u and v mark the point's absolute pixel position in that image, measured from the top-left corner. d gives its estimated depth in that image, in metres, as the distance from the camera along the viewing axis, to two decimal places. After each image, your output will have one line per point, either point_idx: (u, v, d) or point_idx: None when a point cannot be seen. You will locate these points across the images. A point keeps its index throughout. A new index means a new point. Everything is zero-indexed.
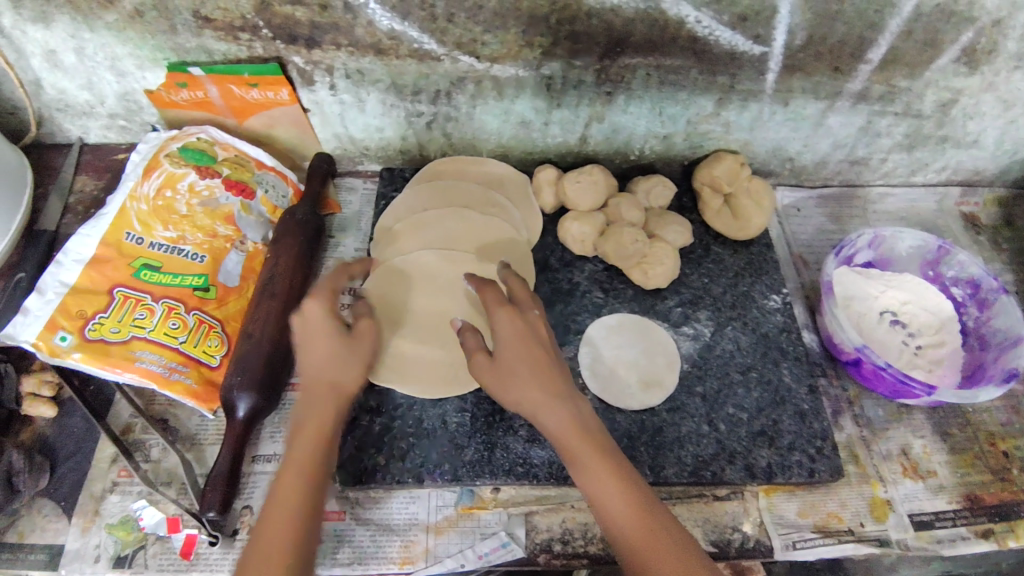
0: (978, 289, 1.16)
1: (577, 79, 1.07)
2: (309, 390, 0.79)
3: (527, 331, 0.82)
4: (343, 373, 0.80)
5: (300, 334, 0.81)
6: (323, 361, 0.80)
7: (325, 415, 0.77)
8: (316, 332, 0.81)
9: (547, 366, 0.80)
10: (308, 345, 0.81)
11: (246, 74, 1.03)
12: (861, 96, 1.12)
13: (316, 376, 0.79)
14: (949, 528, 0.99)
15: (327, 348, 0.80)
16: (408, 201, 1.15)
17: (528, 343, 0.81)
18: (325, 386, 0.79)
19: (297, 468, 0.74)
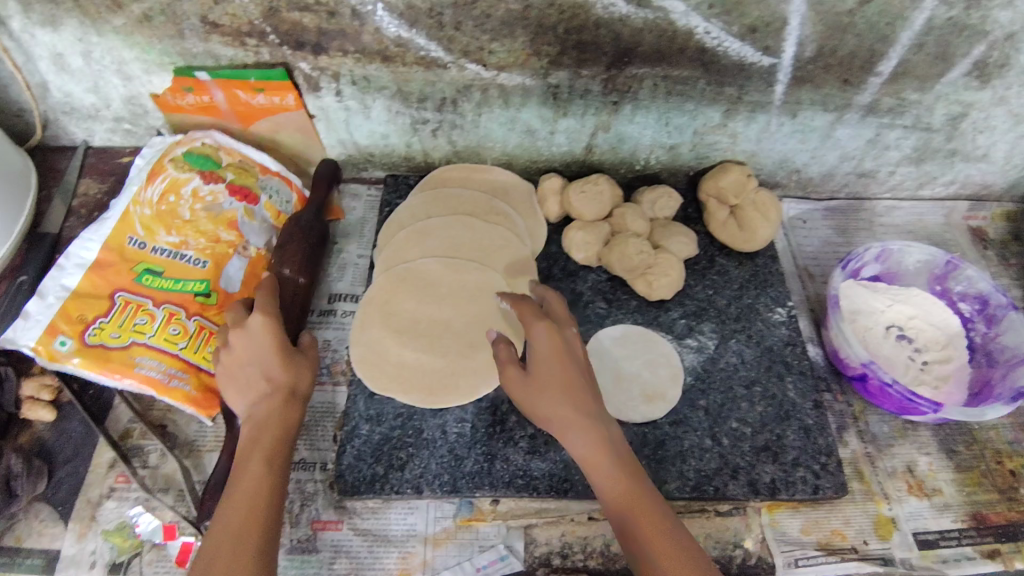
0: (986, 304, 1.14)
1: (584, 88, 1.07)
2: (255, 405, 0.79)
3: (564, 344, 0.82)
4: (292, 382, 0.80)
5: (237, 347, 0.80)
6: (274, 371, 0.80)
7: (273, 424, 0.77)
8: (258, 343, 0.79)
9: (579, 381, 0.80)
10: (252, 357, 0.80)
11: (252, 79, 1.03)
12: (870, 109, 1.11)
13: (267, 386, 0.79)
14: (955, 548, 0.98)
15: (274, 359, 0.79)
16: (412, 209, 1.15)
17: (564, 355, 0.81)
18: (272, 397, 0.79)
19: (248, 477, 0.73)
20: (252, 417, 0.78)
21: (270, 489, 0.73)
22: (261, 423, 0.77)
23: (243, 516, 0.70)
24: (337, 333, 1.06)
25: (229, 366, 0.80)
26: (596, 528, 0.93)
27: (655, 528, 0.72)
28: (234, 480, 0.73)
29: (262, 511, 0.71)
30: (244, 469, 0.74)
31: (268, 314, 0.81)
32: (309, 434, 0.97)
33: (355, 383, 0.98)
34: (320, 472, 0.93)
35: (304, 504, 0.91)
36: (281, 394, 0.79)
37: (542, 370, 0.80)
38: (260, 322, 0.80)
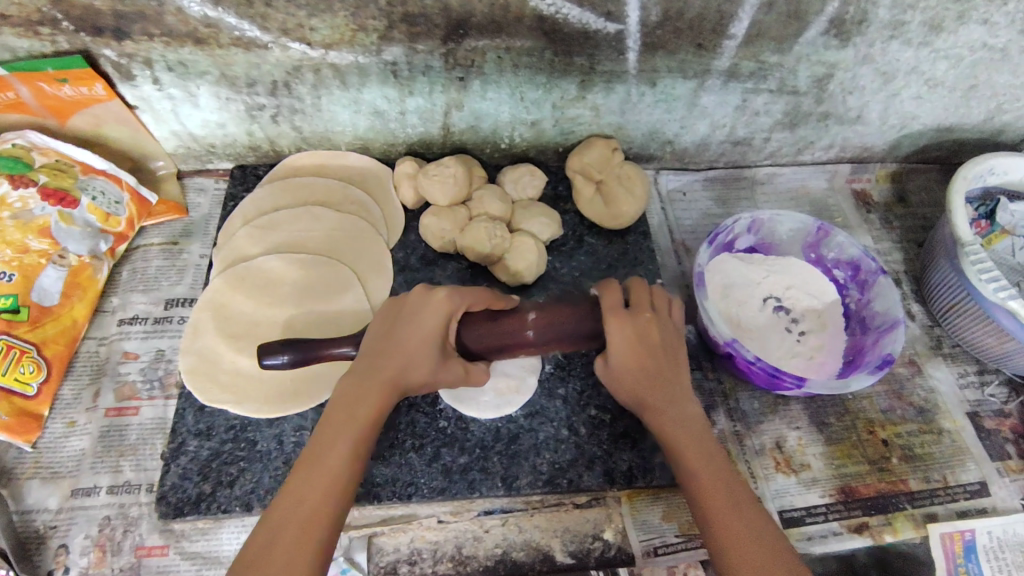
0: (858, 270, 1.11)
1: (424, 64, 0.99)
2: (365, 362, 0.74)
3: (641, 337, 0.76)
4: (436, 362, 0.75)
5: (418, 312, 0.76)
6: (417, 343, 0.74)
7: (376, 396, 0.72)
8: (427, 315, 0.75)
9: (663, 382, 0.76)
10: (407, 319, 0.76)
11: (49, 69, 0.92)
12: (731, 74, 1.06)
13: (386, 352, 0.74)
14: (821, 524, 0.95)
15: (427, 335, 0.74)
16: (258, 203, 1.07)
17: (640, 352, 0.76)
18: (384, 373, 0.73)
19: (333, 453, 0.68)
20: (354, 374, 0.73)
21: (352, 473, 0.69)
22: (363, 383, 0.72)
23: (318, 497, 0.66)
24: (172, 341, 1.00)
25: (389, 332, 0.75)
26: (447, 531, 0.90)
27: (732, 519, 0.69)
28: (321, 454, 0.68)
29: (337, 497, 0.67)
30: (329, 439, 0.69)
31: (453, 296, 0.77)
32: (136, 453, 0.91)
33: (184, 397, 0.92)
34: (146, 494, 0.88)
35: (128, 530, 0.86)
36: (427, 367, 0.74)
37: (632, 374, 0.76)
38: (442, 300, 0.76)
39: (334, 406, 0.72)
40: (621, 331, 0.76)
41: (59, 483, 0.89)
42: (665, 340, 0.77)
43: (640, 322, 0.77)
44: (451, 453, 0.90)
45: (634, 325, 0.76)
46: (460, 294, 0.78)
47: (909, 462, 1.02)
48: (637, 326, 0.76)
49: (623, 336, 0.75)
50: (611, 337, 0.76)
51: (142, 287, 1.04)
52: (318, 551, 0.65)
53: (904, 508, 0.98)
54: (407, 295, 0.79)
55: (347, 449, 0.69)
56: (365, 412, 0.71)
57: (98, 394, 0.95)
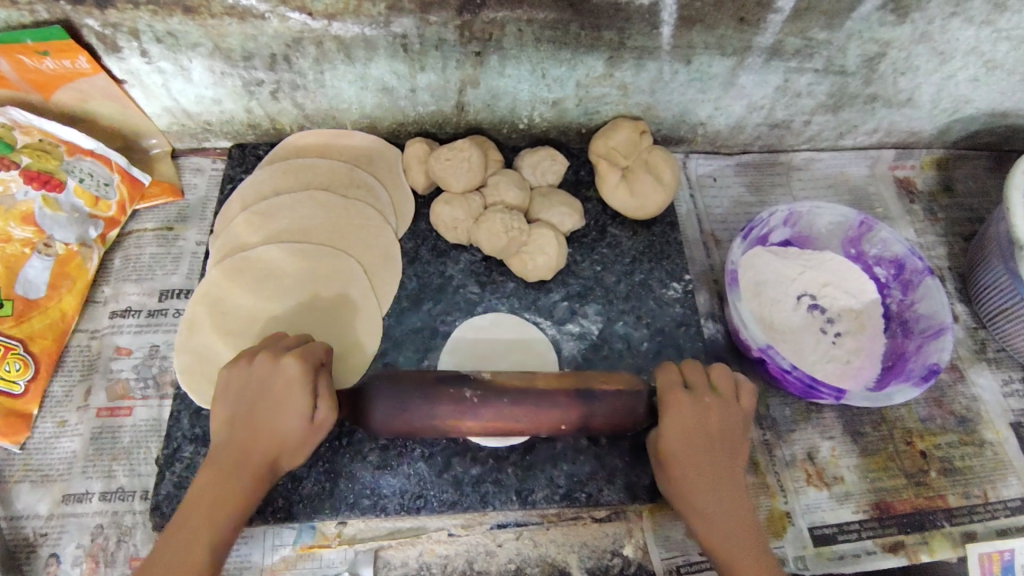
0: (902, 269, 1.03)
1: (437, 38, 0.90)
2: (225, 446, 0.70)
3: (699, 422, 0.76)
4: (298, 446, 0.71)
5: (269, 386, 0.71)
6: (287, 425, 0.70)
7: (246, 475, 0.69)
8: (284, 391, 0.71)
9: (716, 469, 0.75)
10: (270, 395, 0.71)
11: (30, 41, 0.84)
12: (775, 51, 0.96)
13: (253, 434, 0.70)
14: (853, 542, 0.91)
15: (293, 417, 0.70)
16: (258, 185, 0.98)
17: (690, 428, 0.76)
18: (253, 455, 0.69)
19: (201, 535, 0.65)
20: (219, 454, 0.69)
21: (218, 552, 0.66)
22: (230, 466, 0.69)
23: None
24: (167, 336, 0.94)
25: (257, 401, 0.70)
26: (457, 545, 0.85)
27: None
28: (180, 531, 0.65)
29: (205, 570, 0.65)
30: (193, 519, 0.66)
31: (304, 368, 0.72)
32: (129, 458, 0.87)
33: (178, 398, 0.86)
34: (140, 502, 0.85)
35: (122, 540, 0.83)
36: (300, 445, 0.71)
37: (679, 451, 0.75)
38: (293, 372, 0.71)
39: (202, 488, 0.68)
40: (677, 412, 0.76)
41: (50, 487, 0.85)
42: (726, 428, 0.76)
43: (700, 407, 0.77)
44: (462, 463, 0.85)
45: (694, 408, 0.76)
46: (309, 358, 0.73)
47: (949, 476, 0.96)
48: (698, 409, 0.76)
49: (679, 413, 0.76)
50: (666, 400, 0.77)
51: (135, 276, 0.98)
52: None
53: (942, 526, 0.93)
54: (252, 361, 0.73)
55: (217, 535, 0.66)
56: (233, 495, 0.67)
57: (89, 393, 0.91)
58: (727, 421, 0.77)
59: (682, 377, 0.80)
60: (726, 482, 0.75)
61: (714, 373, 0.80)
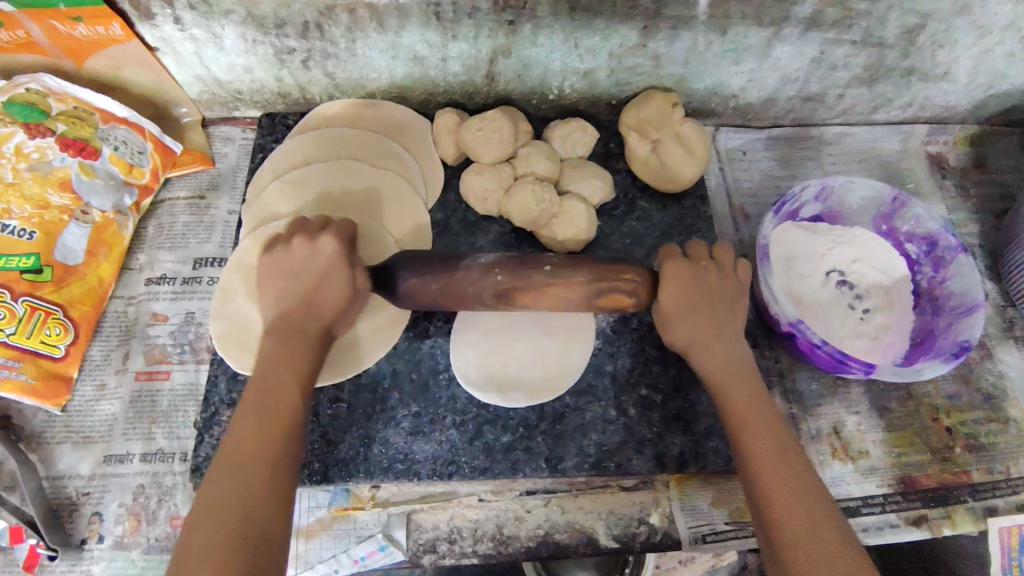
0: (934, 246, 1.03)
1: (470, 6, 0.89)
2: (278, 324, 0.74)
3: (694, 282, 0.78)
4: (344, 306, 0.76)
5: (308, 263, 0.75)
6: (299, 408, 0.70)
7: (301, 364, 0.72)
8: (325, 267, 0.75)
9: (716, 303, 0.78)
10: (280, 379, 0.70)
11: (63, 7, 0.84)
12: (812, 22, 0.95)
13: (304, 315, 0.74)
14: (878, 515, 0.92)
15: (338, 288, 0.75)
16: (288, 154, 0.98)
17: (691, 294, 0.77)
18: (306, 328, 0.74)
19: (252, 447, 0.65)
20: (253, 403, 0.68)
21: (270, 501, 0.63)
22: (265, 405, 0.68)
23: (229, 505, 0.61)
24: (202, 304, 0.96)
25: (269, 365, 0.71)
26: (487, 510, 0.88)
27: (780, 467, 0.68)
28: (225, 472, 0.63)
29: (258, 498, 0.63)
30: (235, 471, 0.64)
31: (341, 244, 0.76)
32: (168, 421, 0.89)
33: (215, 363, 0.88)
34: (179, 463, 0.87)
35: (163, 500, 0.86)
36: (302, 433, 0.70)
37: (687, 338, 0.78)
38: (330, 245, 0.75)
39: (234, 440, 0.66)
40: (676, 271, 0.78)
41: (91, 448, 0.88)
42: (722, 287, 0.79)
43: (697, 270, 0.79)
44: (493, 431, 0.86)
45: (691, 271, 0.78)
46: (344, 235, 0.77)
47: (975, 452, 0.96)
48: (693, 270, 0.79)
49: (676, 274, 0.77)
50: (669, 275, 0.78)
51: (169, 244, 1.00)
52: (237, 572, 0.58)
53: (966, 501, 0.94)
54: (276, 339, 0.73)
55: (266, 474, 0.64)
56: (273, 438, 0.66)
57: (127, 357, 0.93)
58: (722, 284, 0.80)
59: (682, 250, 0.82)
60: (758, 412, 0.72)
61: (716, 248, 0.82)
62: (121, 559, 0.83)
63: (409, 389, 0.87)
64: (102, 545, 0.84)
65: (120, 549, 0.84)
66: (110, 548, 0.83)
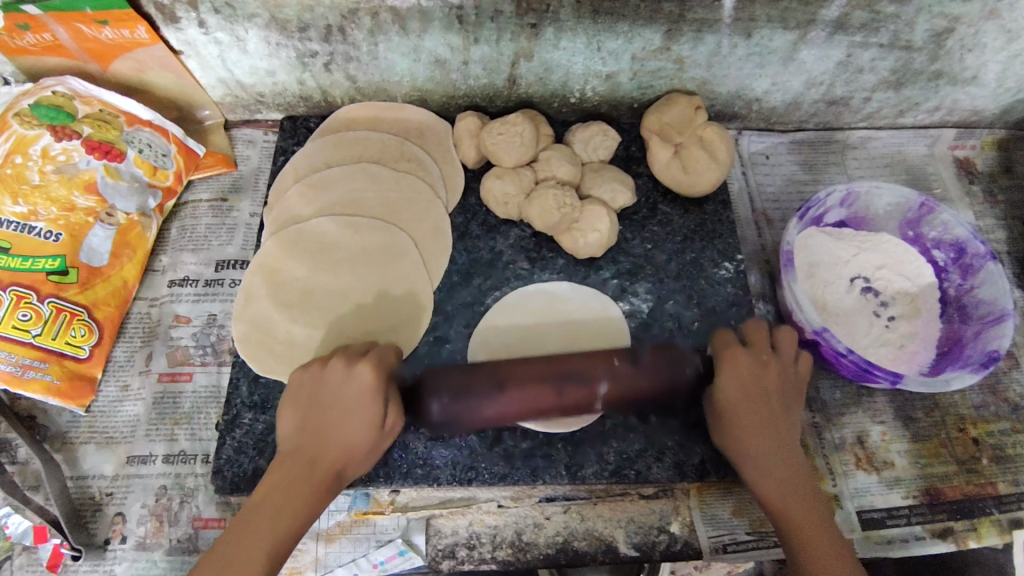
0: (962, 253, 1.01)
1: (493, 9, 0.88)
2: (295, 453, 0.70)
3: (756, 383, 0.75)
4: (371, 453, 0.72)
5: (342, 393, 0.72)
6: (352, 432, 0.71)
7: (313, 493, 0.68)
8: (354, 400, 0.71)
9: (762, 412, 0.75)
10: (341, 397, 0.72)
11: (89, 10, 0.84)
12: (839, 25, 0.93)
13: (322, 444, 0.70)
14: (902, 527, 0.91)
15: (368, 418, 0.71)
16: (310, 157, 0.98)
17: (750, 391, 0.75)
18: (319, 465, 0.69)
19: (293, 504, 0.67)
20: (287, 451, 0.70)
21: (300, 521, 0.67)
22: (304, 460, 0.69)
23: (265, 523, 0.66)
24: (224, 306, 0.97)
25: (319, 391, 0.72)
26: (507, 516, 0.88)
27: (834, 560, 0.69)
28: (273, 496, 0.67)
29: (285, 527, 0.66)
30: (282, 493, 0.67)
31: (378, 376, 0.72)
32: (191, 422, 0.90)
33: (237, 365, 0.88)
34: (202, 465, 0.88)
35: (184, 501, 0.86)
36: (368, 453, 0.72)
37: (731, 403, 0.75)
38: (367, 381, 0.72)
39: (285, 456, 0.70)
40: (735, 371, 0.75)
41: (115, 449, 0.89)
42: (781, 386, 0.76)
43: (759, 365, 0.76)
44: (513, 437, 0.85)
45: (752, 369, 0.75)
46: (382, 366, 0.74)
47: (1002, 463, 0.95)
48: (755, 367, 0.76)
49: (738, 378, 0.75)
50: (725, 368, 0.76)
51: (192, 246, 1.01)
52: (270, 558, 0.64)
53: (992, 514, 0.92)
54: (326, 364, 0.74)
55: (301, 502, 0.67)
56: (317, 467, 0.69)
57: (151, 358, 0.93)
58: (784, 386, 0.76)
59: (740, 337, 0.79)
60: (776, 435, 0.74)
61: (777, 336, 0.79)
62: (143, 560, 0.84)
63: None
64: (124, 545, 0.84)
65: (142, 550, 0.84)
66: (132, 548, 0.84)
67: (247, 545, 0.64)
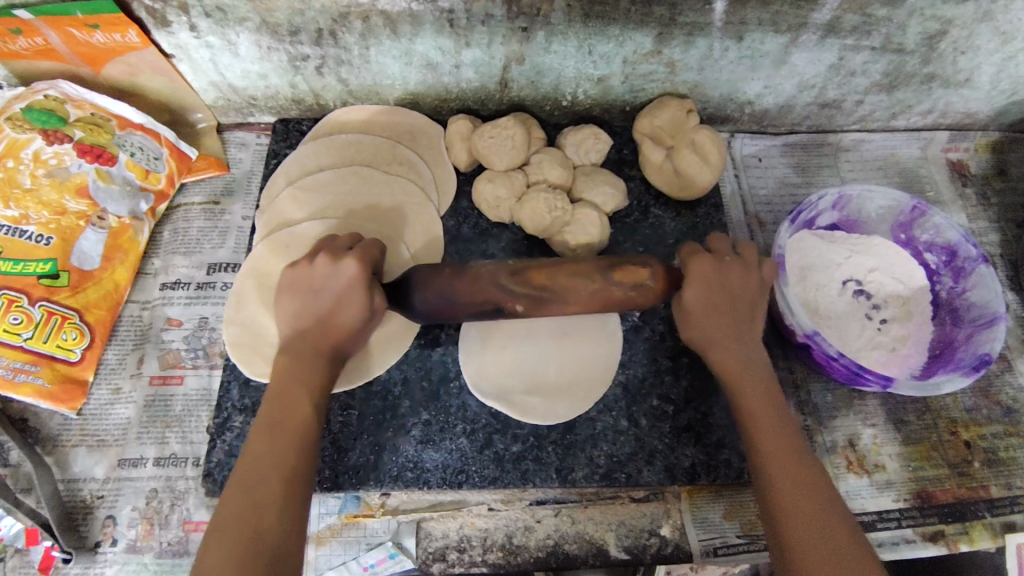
0: (954, 256, 1.01)
1: (484, 13, 0.89)
2: (296, 336, 0.74)
3: (720, 282, 0.76)
4: (363, 326, 0.75)
5: (331, 288, 0.74)
6: (347, 317, 0.74)
7: (310, 386, 0.72)
8: (342, 289, 0.73)
9: (733, 326, 0.76)
10: (330, 292, 0.74)
11: (80, 14, 0.84)
12: (831, 28, 0.93)
13: (316, 325, 0.73)
14: (893, 530, 0.91)
15: (349, 274, 0.73)
16: (302, 161, 0.98)
17: (713, 292, 0.76)
18: (321, 338, 0.74)
19: (298, 411, 0.70)
20: (290, 348, 0.73)
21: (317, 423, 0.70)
22: (305, 349, 0.73)
23: (278, 444, 0.67)
24: (216, 310, 0.97)
25: (301, 279, 0.75)
26: (497, 520, 0.88)
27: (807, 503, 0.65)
28: (281, 402, 0.70)
29: (297, 471, 0.66)
30: (290, 407, 0.70)
31: (364, 267, 0.73)
32: (181, 425, 0.90)
33: (228, 368, 0.88)
34: (192, 468, 0.88)
35: (175, 504, 0.86)
36: (362, 330, 0.75)
37: (699, 304, 0.76)
38: (353, 273, 0.73)
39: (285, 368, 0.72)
40: (701, 268, 0.75)
41: (105, 452, 0.89)
42: (746, 288, 0.77)
43: (720, 267, 0.77)
44: (503, 440, 0.85)
45: (716, 268, 0.76)
46: (369, 258, 0.75)
47: (993, 467, 0.95)
48: (719, 271, 0.76)
49: (702, 273, 0.75)
50: (692, 273, 0.76)
51: (184, 249, 1.01)
52: (288, 509, 0.64)
53: (984, 517, 0.92)
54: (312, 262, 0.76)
55: (309, 403, 0.71)
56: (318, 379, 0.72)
57: (142, 361, 0.94)
58: (744, 284, 0.77)
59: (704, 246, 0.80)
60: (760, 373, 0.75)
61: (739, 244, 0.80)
62: (134, 563, 0.84)
63: (420, 397, 0.87)
64: (115, 548, 0.85)
65: (132, 553, 0.84)
66: (123, 551, 0.84)
67: (255, 475, 0.65)
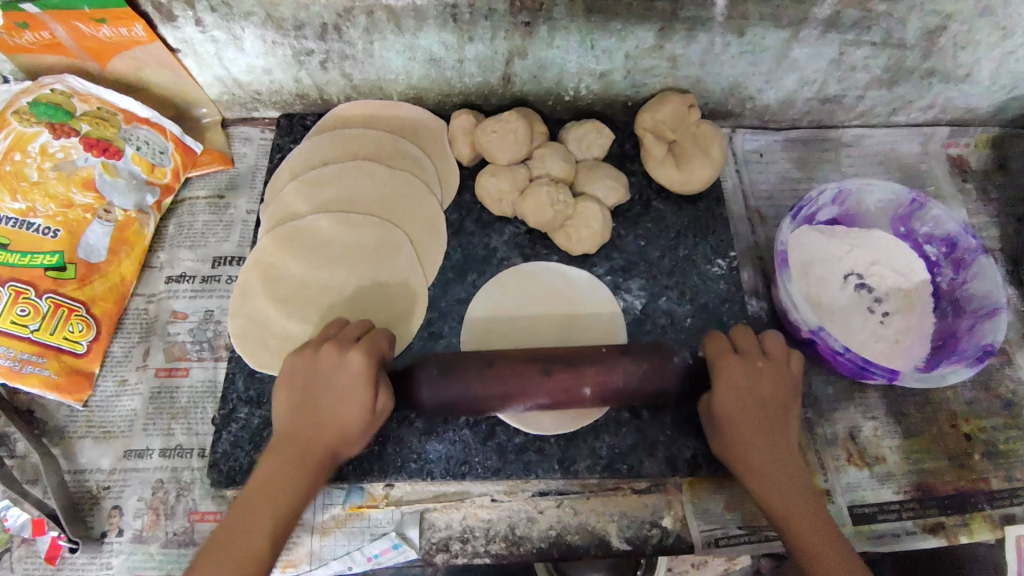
0: (954, 248, 1.02)
1: (486, 7, 0.89)
2: (288, 436, 0.71)
3: None
4: (361, 432, 0.72)
5: (334, 378, 0.72)
6: (348, 412, 0.71)
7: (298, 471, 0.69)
8: (345, 382, 0.72)
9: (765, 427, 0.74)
10: (333, 388, 0.72)
11: (86, 8, 0.85)
12: (832, 23, 0.94)
13: (312, 436, 0.70)
14: (894, 522, 0.91)
15: (357, 407, 0.71)
16: (306, 154, 0.99)
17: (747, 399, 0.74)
18: (317, 443, 0.70)
19: (283, 488, 0.68)
20: (291, 394, 0.73)
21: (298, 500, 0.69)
22: (294, 455, 0.70)
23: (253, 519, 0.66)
24: (220, 302, 0.98)
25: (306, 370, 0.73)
26: (500, 511, 0.89)
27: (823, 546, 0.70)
28: (269, 481, 0.69)
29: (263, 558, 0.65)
30: (278, 476, 0.69)
31: (370, 361, 0.73)
32: (187, 417, 0.91)
33: (233, 360, 0.89)
34: (198, 459, 0.89)
35: (181, 494, 0.87)
36: (358, 437, 0.72)
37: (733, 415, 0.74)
38: (359, 366, 0.72)
39: (279, 441, 0.71)
40: (732, 377, 0.75)
41: (111, 443, 0.90)
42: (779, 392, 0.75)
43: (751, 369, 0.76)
44: (506, 432, 0.86)
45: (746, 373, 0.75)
46: (374, 353, 0.74)
47: (994, 459, 0.95)
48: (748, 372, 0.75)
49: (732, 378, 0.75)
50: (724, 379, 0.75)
51: (189, 243, 1.01)
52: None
53: (984, 509, 0.92)
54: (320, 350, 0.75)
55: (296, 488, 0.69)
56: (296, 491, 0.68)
57: (148, 354, 0.94)
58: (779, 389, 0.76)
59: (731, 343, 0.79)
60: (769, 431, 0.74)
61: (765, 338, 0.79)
62: (139, 553, 0.85)
63: None
64: (121, 538, 0.85)
65: (139, 543, 0.85)
66: (129, 541, 0.85)
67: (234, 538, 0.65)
